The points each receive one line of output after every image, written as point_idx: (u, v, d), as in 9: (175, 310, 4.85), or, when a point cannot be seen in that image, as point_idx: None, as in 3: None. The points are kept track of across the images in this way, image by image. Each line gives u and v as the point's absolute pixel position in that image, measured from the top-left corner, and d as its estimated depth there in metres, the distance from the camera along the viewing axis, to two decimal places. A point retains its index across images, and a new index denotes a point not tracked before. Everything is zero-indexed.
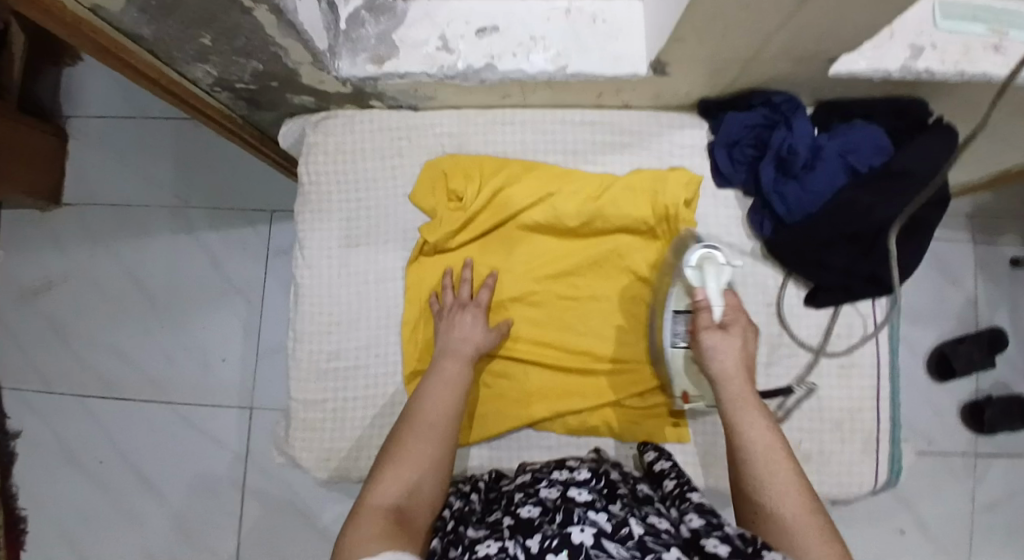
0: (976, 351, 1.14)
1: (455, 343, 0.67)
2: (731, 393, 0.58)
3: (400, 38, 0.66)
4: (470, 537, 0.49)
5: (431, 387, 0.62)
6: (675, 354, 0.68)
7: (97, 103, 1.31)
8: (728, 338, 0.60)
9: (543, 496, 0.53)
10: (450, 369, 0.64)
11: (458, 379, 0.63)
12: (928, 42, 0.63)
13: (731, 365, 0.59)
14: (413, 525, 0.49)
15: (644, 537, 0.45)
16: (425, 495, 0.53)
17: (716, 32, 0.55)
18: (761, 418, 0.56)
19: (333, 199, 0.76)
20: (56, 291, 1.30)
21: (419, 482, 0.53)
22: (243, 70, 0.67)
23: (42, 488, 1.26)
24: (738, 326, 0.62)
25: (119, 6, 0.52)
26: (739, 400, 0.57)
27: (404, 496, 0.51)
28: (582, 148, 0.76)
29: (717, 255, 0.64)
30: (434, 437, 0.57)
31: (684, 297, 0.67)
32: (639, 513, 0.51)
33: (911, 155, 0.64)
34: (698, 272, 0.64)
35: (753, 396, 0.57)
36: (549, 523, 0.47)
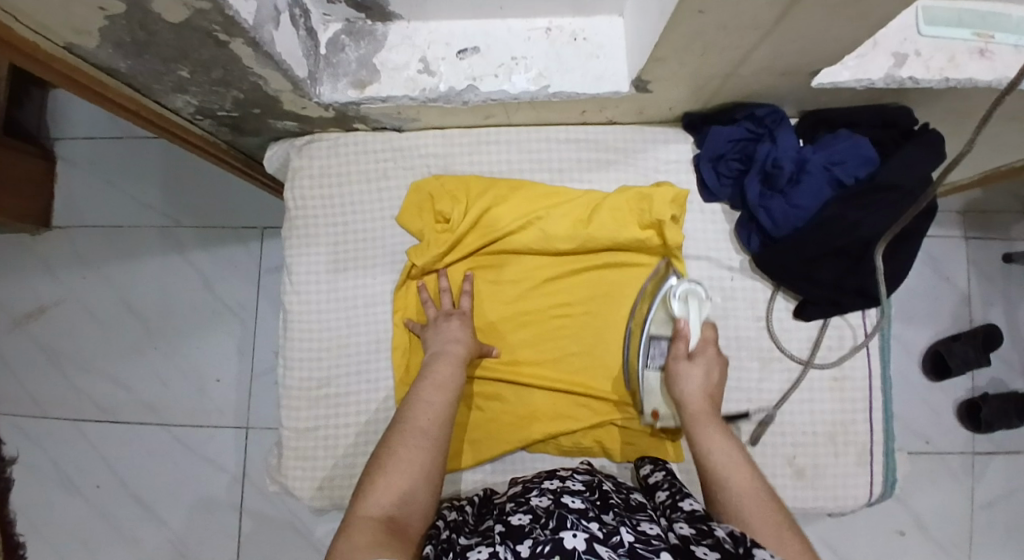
0: (971, 349, 1.13)
1: (442, 347, 0.67)
2: (693, 416, 0.61)
3: (381, 62, 0.65)
4: (461, 546, 0.49)
5: (423, 393, 0.61)
6: (650, 377, 0.69)
7: (84, 124, 1.30)
8: (694, 367, 0.64)
9: (534, 504, 0.53)
10: (441, 374, 0.64)
11: (452, 383, 0.62)
12: (913, 49, 0.63)
13: (697, 391, 0.63)
14: (406, 533, 0.49)
15: (634, 544, 0.44)
16: (419, 502, 0.52)
17: (696, 50, 0.55)
18: (720, 432, 0.59)
19: (321, 224, 0.76)
20: (47, 314, 1.29)
21: (411, 490, 0.52)
22: (224, 99, 0.66)
23: (39, 515, 1.25)
24: (706, 358, 0.66)
25: (93, 44, 0.52)
26: (699, 421, 0.60)
27: (394, 505, 0.50)
28: (568, 166, 0.76)
29: (699, 291, 0.69)
30: (428, 445, 0.56)
31: (665, 323, 0.70)
32: (631, 521, 0.50)
33: (896, 167, 0.64)
34: (683, 304, 0.69)
35: (714, 418, 0.60)
36: (540, 529, 0.47)
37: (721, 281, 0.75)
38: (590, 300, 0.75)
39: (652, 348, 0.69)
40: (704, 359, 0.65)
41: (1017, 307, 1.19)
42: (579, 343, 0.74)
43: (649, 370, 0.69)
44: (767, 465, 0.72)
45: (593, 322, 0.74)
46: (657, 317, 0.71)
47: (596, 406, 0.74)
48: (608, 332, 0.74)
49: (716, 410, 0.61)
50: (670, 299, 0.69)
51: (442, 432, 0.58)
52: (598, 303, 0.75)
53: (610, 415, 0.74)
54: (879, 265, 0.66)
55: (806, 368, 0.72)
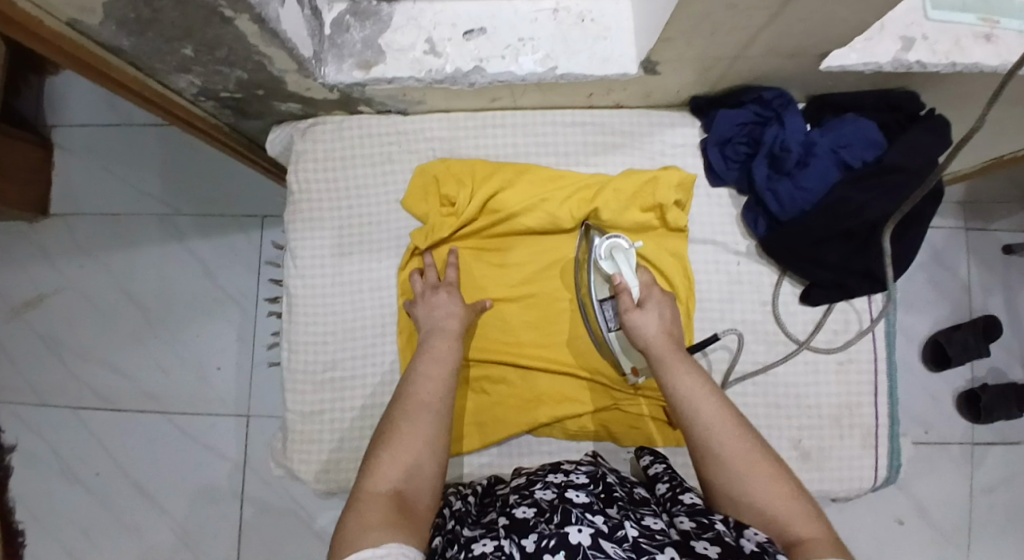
0: (971, 338, 1.13)
1: (437, 322, 0.67)
2: (659, 356, 0.61)
3: (387, 43, 0.65)
4: (466, 537, 0.49)
5: (422, 366, 0.61)
6: (616, 338, 0.70)
7: (82, 112, 1.29)
8: (646, 315, 0.64)
9: (538, 497, 0.53)
10: (438, 348, 0.63)
11: (450, 357, 0.62)
12: (920, 33, 0.63)
13: (656, 334, 0.62)
14: (414, 510, 0.50)
15: (638, 539, 0.45)
16: (425, 477, 0.53)
17: (705, 30, 0.55)
18: (687, 367, 0.59)
19: (325, 207, 0.75)
20: (47, 303, 1.28)
21: (417, 463, 0.53)
22: (228, 80, 0.65)
23: (40, 503, 1.25)
24: (655, 301, 0.65)
25: (97, 20, 0.51)
26: (665, 359, 0.60)
27: (402, 479, 0.52)
28: (573, 150, 0.75)
29: (623, 242, 0.69)
30: (431, 419, 0.57)
31: (605, 285, 0.70)
32: (634, 515, 0.51)
33: (903, 149, 0.64)
34: (610, 260, 0.69)
35: (680, 351, 0.61)
36: (545, 523, 0.47)
37: (727, 265, 0.75)
38: None
39: (602, 309, 0.70)
40: (652, 303, 0.65)
41: (1016, 295, 1.20)
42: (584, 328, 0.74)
43: (610, 333, 0.70)
44: (771, 449, 0.73)
45: None
46: (596, 278, 0.71)
47: (601, 390, 0.74)
48: None
49: (681, 347, 0.62)
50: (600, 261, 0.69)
51: (443, 404, 0.58)
52: None
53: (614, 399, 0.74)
54: (887, 248, 0.67)
55: (802, 348, 0.73)
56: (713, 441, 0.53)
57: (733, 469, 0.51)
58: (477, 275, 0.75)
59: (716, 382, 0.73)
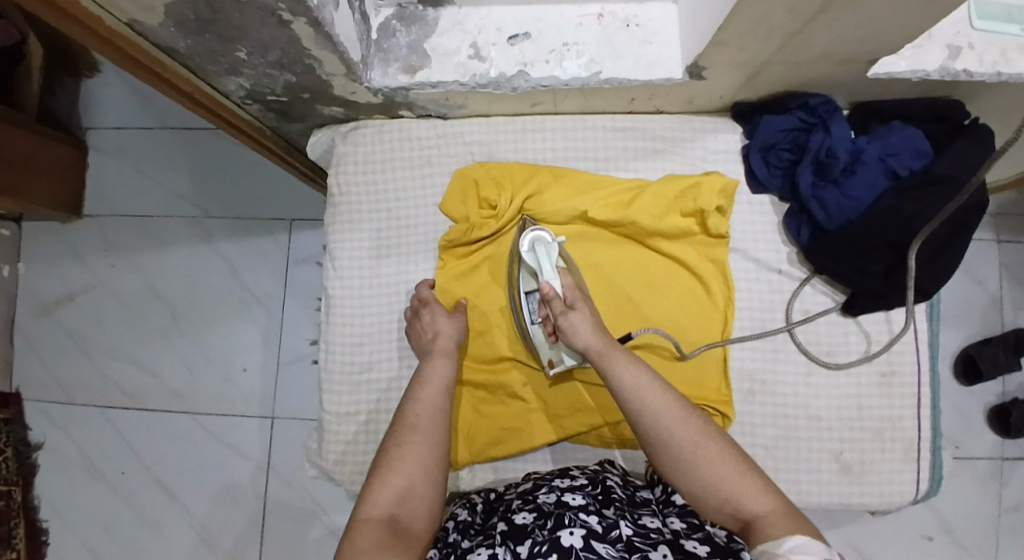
0: (1003, 353, 1.11)
1: (431, 341, 0.68)
2: (597, 353, 0.60)
3: (432, 47, 0.65)
4: (464, 548, 0.51)
5: (417, 388, 0.62)
6: (538, 330, 0.69)
7: (117, 114, 1.31)
8: (578, 314, 0.64)
9: (540, 502, 0.53)
10: (430, 371, 0.65)
11: (442, 376, 0.64)
12: (967, 42, 0.62)
13: (585, 332, 0.62)
14: (408, 533, 0.51)
15: (633, 538, 0.48)
16: (421, 499, 0.54)
17: (758, 34, 0.55)
18: (627, 359, 0.59)
19: (364, 209, 0.76)
20: (76, 301, 1.31)
21: (410, 486, 0.54)
22: (276, 82, 0.66)
23: (65, 499, 1.26)
24: (582, 302, 0.65)
25: (156, 21, 0.52)
26: (604, 355, 0.60)
27: (396, 504, 0.52)
28: (613, 155, 0.75)
29: (544, 236, 0.70)
30: (423, 439, 0.57)
31: (531, 277, 0.71)
32: (631, 515, 0.53)
33: (952, 161, 0.63)
34: (533, 255, 0.69)
35: (618, 347, 0.61)
36: (540, 528, 0.47)
37: (768, 274, 0.74)
38: (634, 288, 0.74)
39: (529, 303, 0.71)
40: (579, 306, 0.65)
41: None
42: (622, 334, 0.73)
43: (534, 325, 0.70)
44: (811, 461, 0.71)
45: (637, 313, 0.73)
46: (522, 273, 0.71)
47: None
48: (651, 322, 0.73)
49: (613, 339, 0.62)
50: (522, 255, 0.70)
51: (436, 424, 0.59)
52: (642, 292, 0.74)
53: None
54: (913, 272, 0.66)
55: (785, 329, 0.71)
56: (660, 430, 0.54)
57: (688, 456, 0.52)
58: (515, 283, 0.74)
59: (756, 392, 0.73)
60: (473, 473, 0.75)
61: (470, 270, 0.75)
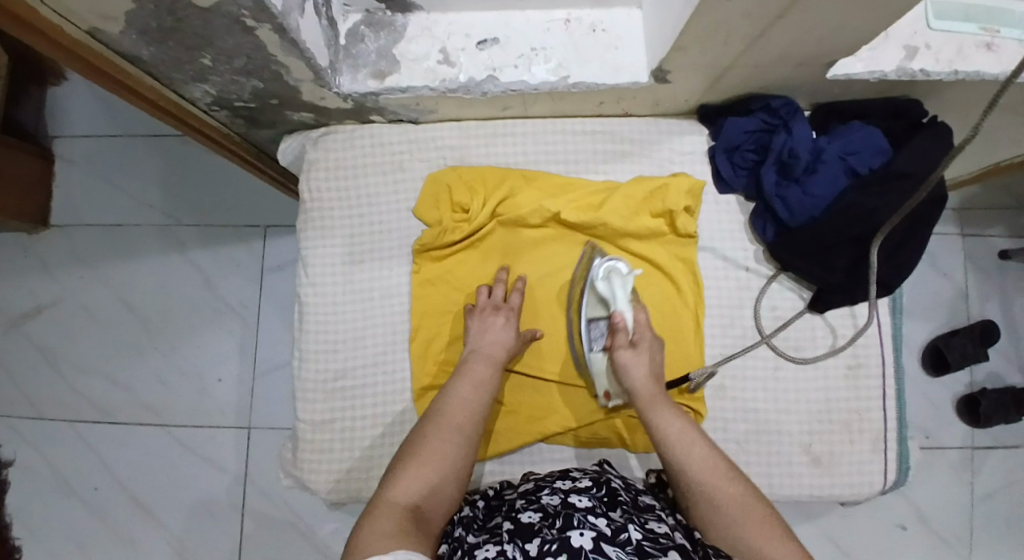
0: (969, 344, 1.14)
1: (482, 346, 0.67)
2: (643, 398, 0.64)
3: (401, 53, 0.65)
4: (470, 543, 0.50)
5: (459, 387, 0.62)
6: (597, 359, 0.70)
7: (84, 122, 1.29)
8: (638, 355, 0.66)
9: (544, 502, 0.54)
10: (477, 371, 0.65)
11: (489, 380, 0.64)
12: (923, 42, 0.65)
13: (642, 377, 0.65)
14: (430, 525, 0.51)
15: (643, 542, 0.46)
16: (445, 495, 0.54)
17: (718, 38, 0.56)
18: (674, 412, 0.62)
19: (337, 216, 0.76)
20: (44, 315, 1.27)
21: (441, 480, 0.54)
22: (243, 89, 0.66)
23: (34, 519, 1.23)
24: (647, 342, 0.68)
25: (118, 29, 0.51)
26: (652, 405, 0.63)
27: (425, 496, 0.52)
28: (583, 157, 0.76)
29: (620, 266, 0.71)
30: (459, 438, 0.58)
31: (598, 304, 0.70)
32: (638, 519, 0.52)
33: (908, 157, 0.65)
34: (608, 284, 0.69)
35: (665, 397, 0.64)
36: (548, 527, 0.48)
37: (736, 272, 0.75)
38: None
39: (590, 330, 0.70)
40: (643, 346, 0.67)
41: (1012, 301, 1.22)
42: None
43: (594, 353, 0.70)
44: (783, 454, 0.73)
45: None
46: (590, 299, 0.71)
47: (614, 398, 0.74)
48: None
49: (664, 390, 0.64)
50: (596, 282, 0.70)
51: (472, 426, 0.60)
52: None
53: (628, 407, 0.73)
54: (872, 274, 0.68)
55: (763, 342, 0.72)
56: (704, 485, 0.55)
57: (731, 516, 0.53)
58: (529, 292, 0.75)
59: (728, 389, 0.74)
60: None
61: (445, 275, 0.76)
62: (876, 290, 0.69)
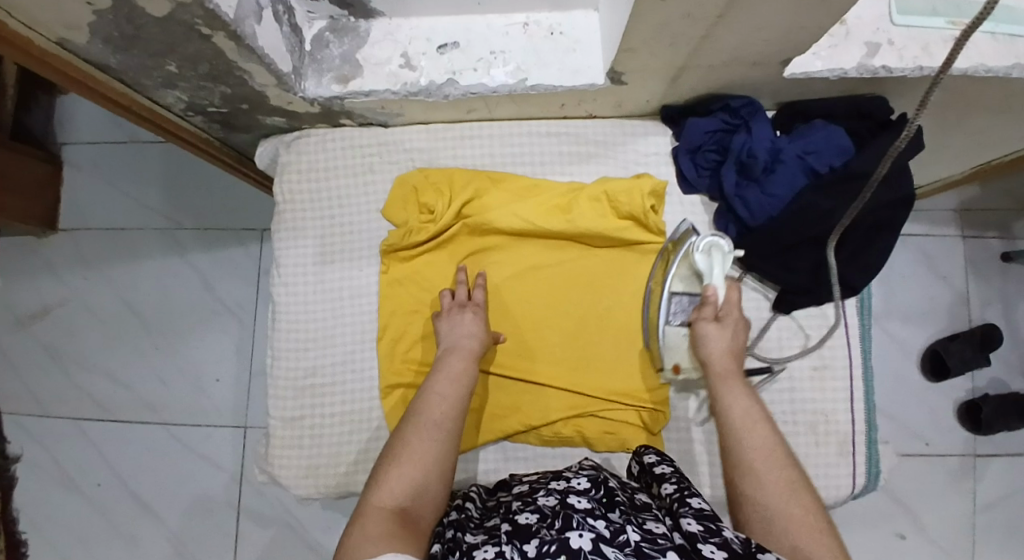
0: (969, 348, 1.12)
1: (454, 343, 0.67)
2: (718, 373, 0.62)
3: (364, 57, 0.67)
4: (469, 543, 0.47)
5: (436, 382, 0.62)
6: (670, 333, 0.69)
7: (90, 129, 1.33)
8: (722, 329, 0.65)
9: (540, 504, 0.52)
10: (455, 367, 0.64)
11: (465, 376, 0.64)
12: (886, 39, 0.64)
13: (721, 352, 0.63)
14: (420, 525, 0.50)
15: (641, 544, 0.44)
16: (433, 492, 0.53)
17: (664, 40, 0.57)
18: (744, 392, 0.60)
19: (308, 216, 0.78)
20: (51, 315, 1.32)
21: (425, 479, 0.54)
22: (213, 94, 0.68)
23: (39, 513, 1.27)
24: (732, 319, 0.66)
25: (84, 38, 0.54)
26: (724, 379, 0.61)
27: (410, 497, 0.51)
28: (548, 159, 0.77)
29: (723, 243, 0.68)
30: (438, 433, 0.57)
31: (689, 279, 0.70)
32: (637, 520, 0.50)
33: (870, 156, 0.65)
34: (706, 260, 0.67)
35: (738, 376, 0.62)
36: (547, 528, 0.46)
37: None
38: (570, 288, 0.75)
39: (672, 303, 0.69)
40: (729, 322, 0.65)
41: (1015, 305, 1.19)
42: (562, 333, 0.75)
43: (670, 327, 0.69)
44: None
45: (573, 314, 0.75)
46: (678, 272, 0.70)
47: (577, 397, 0.74)
48: (591, 322, 0.75)
49: (741, 370, 0.63)
50: (693, 255, 0.68)
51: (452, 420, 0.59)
52: (577, 291, 0.75)
53: (589, 406, 0.74)
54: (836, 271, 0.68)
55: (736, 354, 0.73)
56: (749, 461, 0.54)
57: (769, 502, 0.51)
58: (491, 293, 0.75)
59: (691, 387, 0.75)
60: None
61: (411, 274, 0.77)
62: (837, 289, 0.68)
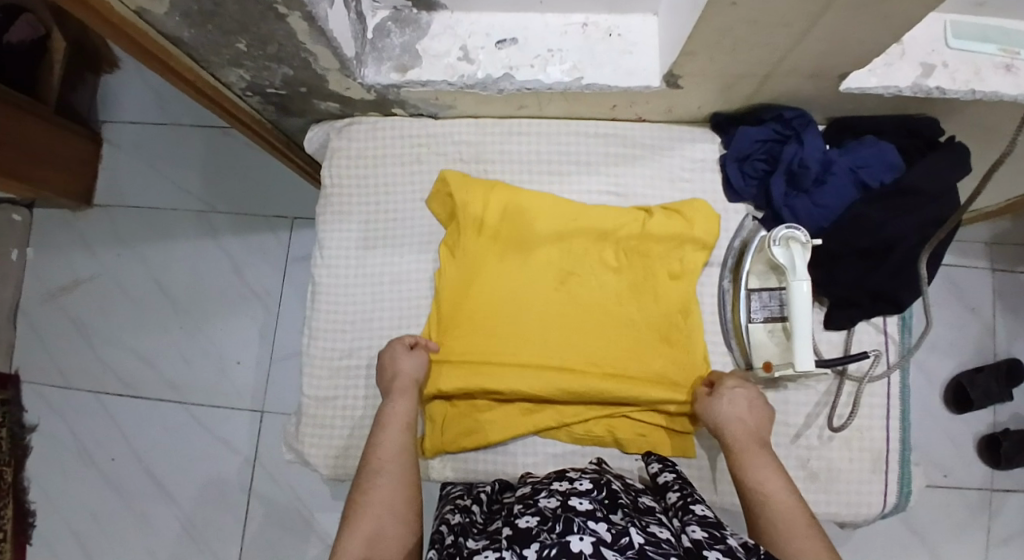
0: (994, 381, 1.11)
1: (391, 379, 0.69)
2: (737, 449, 0.64)
3: (423, 48, 0.69)
4: (469, 549, 0.50)
5: (381, 432, 0.66)
6: (755, 329, 0.72)
7: (133, 110, 1.36)
8: (736, 401, 0.67)
9: (541, 505, 0.52)
10: (396, 409, 0.68)
11: (404, 415, 0.67)
12: (940, 61, 0.64)
13: (736, 424, 0.65)
14: None
15: (644, 546, 0.44)
16: (389, 541, 0.57)
17: (725, 46, 0.58)
18: (767, 465, 0.62)
19: (354, 202, 0.79)
20: (81, 288, 1.34)
21: (378, 529, 0.57)
22: (275, 76, 0.70)
23: (54, 483, 1.28)
24: (738, 387, 0.68)
25: (163, 10, 0.56)
26: (746, 454, 0.63)
27: (365, 550, 0.55)
28: (595, 159, 0.78)
29: (800, 234, 0.66)
30: (388, 480, 0.61)
31: (770, 275, 0.72)
32: (640, 522, 0.50)
33: (921, 172, 0.66)
34: (785, 251, 0.66)
35: (756, 448, 0.64)
36: (547, 532, 0.46)
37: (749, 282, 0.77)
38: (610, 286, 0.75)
39: (753, 301, 0.72)
40: (740, 392, 0.68)
41: None
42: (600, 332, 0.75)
43: (754, 323, 0.72)
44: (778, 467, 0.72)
45: (613, 313, 0.74)
46: (756, 268, 0.73)
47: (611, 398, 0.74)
48: (628, 323, 0.74)
49: (760, 442, 0.64)
50: (771, 247, 0.67)
51: (402, 466, 0.63)
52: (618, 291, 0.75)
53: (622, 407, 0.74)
54: (921, 274, 0.68)
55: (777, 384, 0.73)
56: (783, 534, 0.56)
57: (795, 548, 0.54)
58: (532, 288, 0.74)
59: None
60: (444, 463, 0.76)
61: (454, 267, 0.76)
62: (926, 284, 0.68)
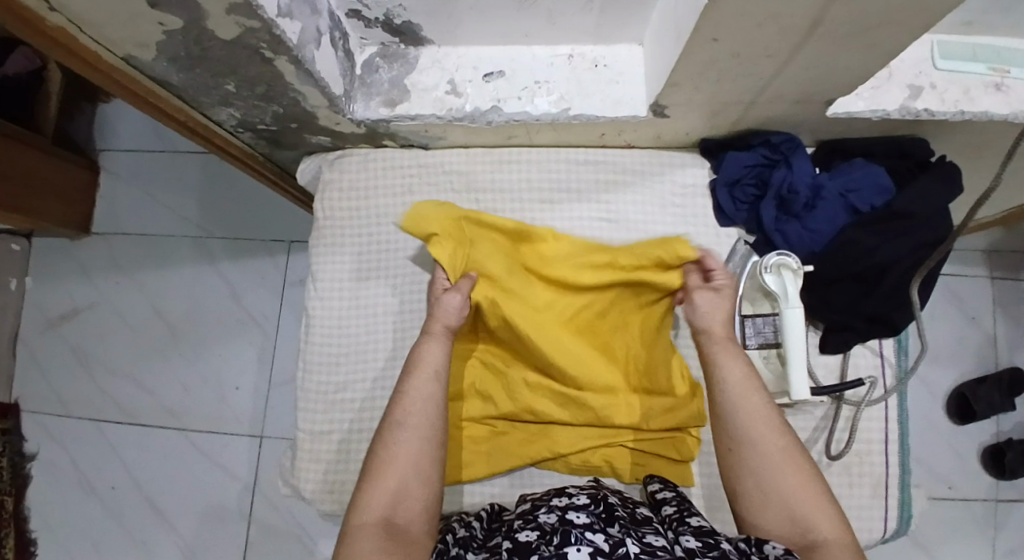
0: (996, 392, 1.09)
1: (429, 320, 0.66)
2: (713, 342, 0.63)
3: (411, 83, 0.69)
4: None
5: (411, 379, 0.61)
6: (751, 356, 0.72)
7: (130, 138, 1.37)
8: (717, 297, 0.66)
9: (541, 520, 0.51)
10: (428, 355, 0.64)
11: (433, 363, 0.63)
12: (927, 82, 0.65)
13: (718, 317, 0.65)
14: (407, 533, 0.52)
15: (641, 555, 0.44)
16: (414, 496, 0.55)
17: (710, 77, 0.58)
18: (737, 358, 0.62)
19: (346, 234, 0.79)
20: (80, 317, 1.34)
21: (403, 485, 0.55)
22: (265, 113, 0.71)
23: (54, 513, 1.27)
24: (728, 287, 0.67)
25: (151, 56, 0.56)
26: (718, 347, 0.63)
27: (390, 506, 0.53)
28: (586, 186, 0.78)
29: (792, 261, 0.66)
30: (413, 434, 0.58)
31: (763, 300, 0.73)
32: (636, 533, 0.49)
33: (911, 196, 0.66)
34: (777, 278, 0.67)
35: (730, 341, 0.63)
36: (545, 544, 0.45)
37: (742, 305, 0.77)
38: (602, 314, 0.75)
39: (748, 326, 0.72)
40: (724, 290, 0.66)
41: None
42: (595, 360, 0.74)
43: (749, 350, 0.72)
44: None
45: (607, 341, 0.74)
46: (750, 292, 0.73)
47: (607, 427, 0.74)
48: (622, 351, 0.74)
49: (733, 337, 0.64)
50: (763, 274, 0.67)
51: (428, 416, 0.59)
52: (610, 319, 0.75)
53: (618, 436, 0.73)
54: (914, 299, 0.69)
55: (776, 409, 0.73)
56: (744, 428, 0.58)
57: (755, 441, 0.57)
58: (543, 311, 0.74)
59: None
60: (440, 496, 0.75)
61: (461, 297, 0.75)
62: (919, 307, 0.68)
